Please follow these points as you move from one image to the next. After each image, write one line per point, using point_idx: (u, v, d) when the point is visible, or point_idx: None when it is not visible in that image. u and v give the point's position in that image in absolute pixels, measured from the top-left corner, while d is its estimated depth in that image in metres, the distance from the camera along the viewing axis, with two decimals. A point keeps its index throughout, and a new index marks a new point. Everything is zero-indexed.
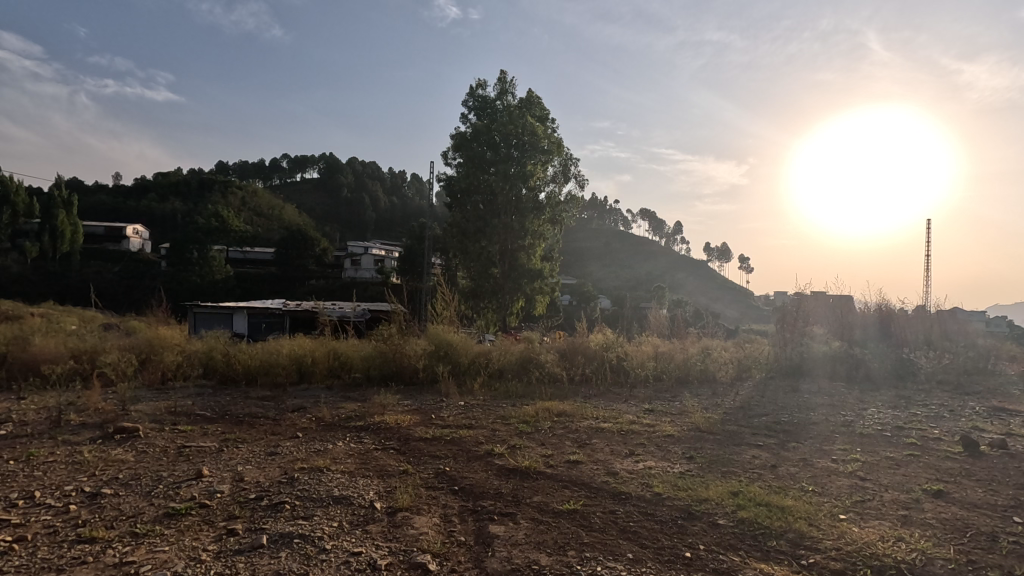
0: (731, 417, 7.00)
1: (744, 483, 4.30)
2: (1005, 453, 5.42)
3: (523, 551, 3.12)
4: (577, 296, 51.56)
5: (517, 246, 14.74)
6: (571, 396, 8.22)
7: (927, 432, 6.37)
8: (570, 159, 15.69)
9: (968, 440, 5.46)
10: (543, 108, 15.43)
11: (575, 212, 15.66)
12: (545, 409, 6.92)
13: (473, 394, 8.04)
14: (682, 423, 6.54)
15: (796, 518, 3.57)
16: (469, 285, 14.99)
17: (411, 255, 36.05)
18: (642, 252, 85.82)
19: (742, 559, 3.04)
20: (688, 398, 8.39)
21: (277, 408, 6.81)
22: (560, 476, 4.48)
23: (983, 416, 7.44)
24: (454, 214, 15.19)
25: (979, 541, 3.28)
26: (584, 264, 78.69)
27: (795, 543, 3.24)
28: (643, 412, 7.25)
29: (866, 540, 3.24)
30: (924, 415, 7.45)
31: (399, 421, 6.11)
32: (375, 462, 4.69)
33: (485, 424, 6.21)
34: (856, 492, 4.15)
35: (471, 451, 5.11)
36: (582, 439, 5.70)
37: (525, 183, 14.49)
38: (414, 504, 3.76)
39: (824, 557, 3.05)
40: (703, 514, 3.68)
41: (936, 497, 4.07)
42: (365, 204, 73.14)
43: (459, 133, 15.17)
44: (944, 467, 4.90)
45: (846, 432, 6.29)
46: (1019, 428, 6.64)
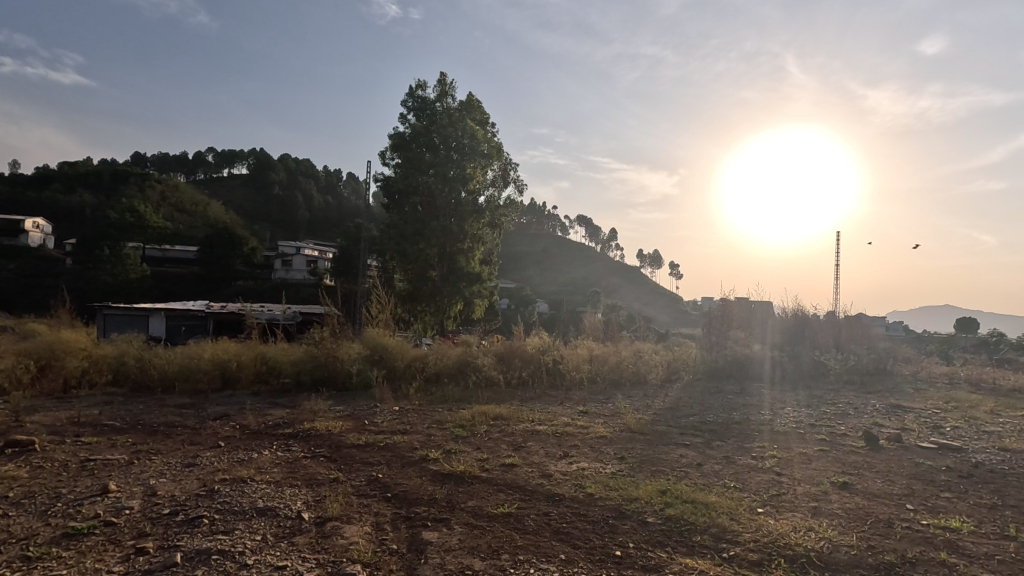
0: (660, 418, 7.28)
1: (671, 482, 4.47)
2: (901, 446, 5.94)
3: (456, 556, 3.09)
4: (515, 299, 51.93)
5: (456, 249, 14.62)
6: (508, 400, 8.25)
7: (835, 428, 6.89)
8: (509, 163, 15.80)
9: (869, 435, 5.95)
10: (483, 112, 15.46)
11: (514, 216, 15.76)
12: (482, 413, 6.90)
13: (408, 399, 7.89)
14: (615, 425, 6.70)
15: (719, 514, 3.75)
16: (406, 288, 14.75)
17: (347, 256, 34.97)
18: (580, 258, 87.79)
19: (669, 556, 3.15)
20: (620, 399, 8.66)
21: (196, 416, 6.41)
22: (496, 479, 4.47)
23: (883, 413, 8.14)
24: (392, 215, 14.90)
25: (878, 527, 3.58)
26: (523, 267, 79.37)
27: (718, 537, 3.40)
28: (577, 414, 7.39)
29: (781, 532, 3.45)
30: (833, 412, 8.06)
31: (330, 427, 5.90)
32: (304, 471, 4.51)
33: (420, 429, 6.12)
34: (773, 487, 4.41)
35: (405, 457, 5.02)
36: (518, 442, 5.73)
37: (464, 185, 14.45)
38: (343, 513, 3.64)
39: (743, 550, 3.22)
40: (633, 513, 3.79)
41: (842, 489, 4.39)
42: (298, 203, 70.43)
43: (397, 133, 14.91)
44: (849, 460, 5.31)
45: (764, 430, 6.69)
46: (912, 423, 7.33)
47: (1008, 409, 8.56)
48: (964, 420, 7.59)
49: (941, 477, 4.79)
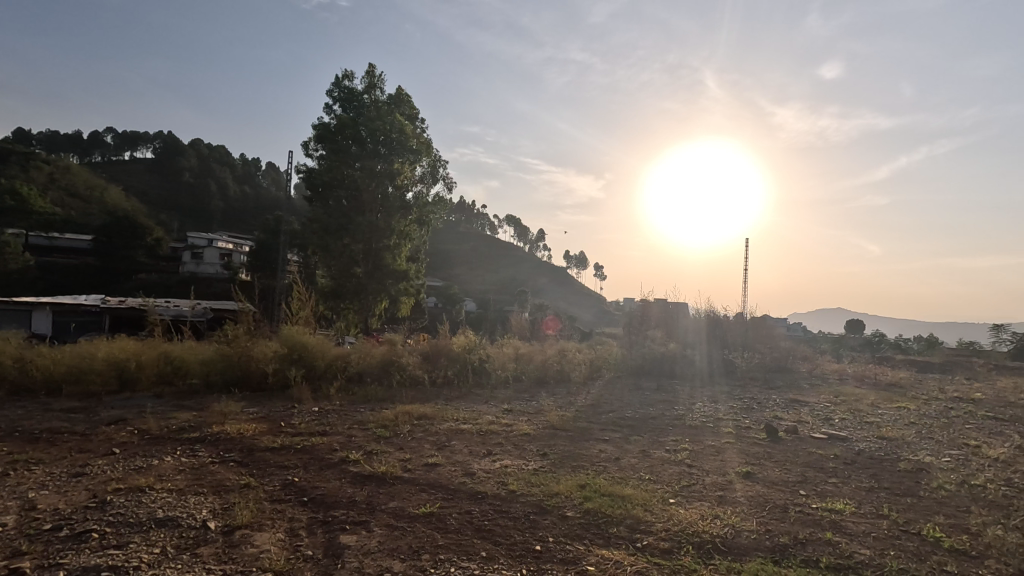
0: (582, 414, 7.49)
1: (590, 476, 4.62)
2: (797, 438, 6.46)
3: (375, 559, 3.02)
4: (443, 298, 51.48)
5: (382, 246, 14.25)
6: (433, 399, 8.17)
7: (741, 422, 7.39)
8: (438, 160, 15.65)
9: (770, 427, 6.42)
10: (412, 107, 15.22)
11: (442, 214, 15.63)
12: (405, 412, 6.80)
13: (329, 400, 7.62)
14: (538, 422, 6.81)
15: (634, 505, 3.92)
16: (329, 284, 14.24)
17: (265, 250, 33.15)
18: (508, 257, 88.51)
19: (586, 548, 3.26)
20: (544, 397, 8.82)
21: (88, 421, 5.85)
22: (418, 479, 4.42)
23: (782, 406, 8.85)
24: (315, 209, 14.32)
25: (775, 512, 3.88)
26: (451, 265, 78.82)
27: (633, 528, 3.55)
28: (502, 412, 7.46)
29: (690, 520, 3.66)
30: (739, 407, 8.66)
31: (242, 430, 5.58)
32: (212, 477, 4.24)
33: (340, 430, 5.93)
34: (684, 478, 4.66)
35: (324, 459, 4.85)
36: (441, 442, 5.69)
37: (392, 181, 14.13)
38: (255, 520, 3.46)
39: (655, 539, 3.38)
40: (553, 508, 3.87)
41: (745, 478, 4.72)
42: (211, 192, 66.05)
43: (322, 124, 14.36)
44: (752, 451, 5.73)
45: (677, 425, 7.06)
46: (806, 415, 8.01)
47: (886, 401, 9.55)
48: (849, 412, 8.39)
49: (829, 465, 5.26)
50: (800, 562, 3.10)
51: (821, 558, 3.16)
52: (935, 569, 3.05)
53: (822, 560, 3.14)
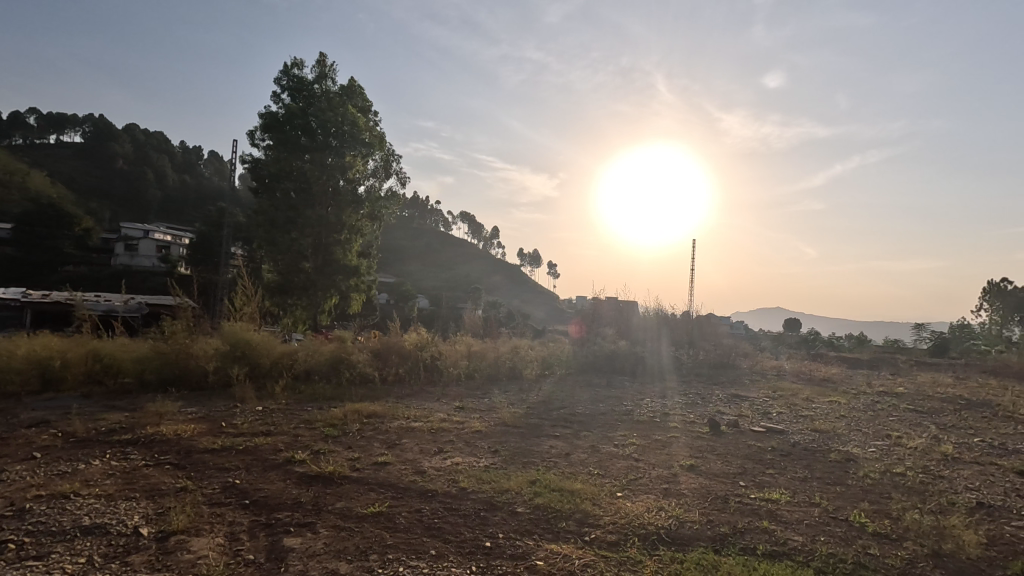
0: (533, 411, 7.55)
1: (541, 472, 4.66)
2: (738, 431, 6.74)
3: (320, 561, 2.95)
4: (395, 294, 50.72)
5: (332, 240, 13.87)
6: (383, 397, 8.04)
7: (685, 417, 7.65)
8: (391, 155, 15.37)
9: (713, 421, 6.67)
10: (365, 99, 14.89)
11: (395, 209, 15.38)
12: (355, 411, 6.66)
13: (274, 398, 7.37)
14: (490, 419, 6.82)
15: (583, 500, 3.99)
16: (275, 279, 13.75)
17: (206, 242, 31.73)
18: (462, 254, 88.12)
19: (536, 543, 3.29)
20: (496, 394, 8.84)
21: (4, 424, 5.42)
22: (367, 479, 4.34)
23: (724, 401, 9.20)
24: (261, 201, 13.79)
25: (716, 503, 4.03)
26: (404, 261, 77.74)
27: (581, 522, 3.61)
28: (454, 409, 7.43)
29: (636, 513, 3.76)
30: (684, 402, 8.95)
31: (179, 432, 5.31)
32: (145, 481, 4.02)
33: (286, 430, 5.75)
34: (631, 472, 4.78)
35: (268, 460, 4.69)
36: (391, 440, 5.61)
37: (343, 175, 13.73)
38: (192, 524, 3.31)
39: (603, 532, 3.45)
40: (503, 504, 3.89)
41: (690, 471, 4.88)
42: (147, 180, 62.54)
43: (269, 113, 13.83)
44: (696, 445, 5.93)
45: (626, 420, 7.23)
46: (746, 410, 8.38)
47: (819, 396, 10.10)
48: (785, 406, 8.83)
49: (768, 457, 5.51)
50: (739, 551, 3.24)
51: (758, 546, 3.30)
52: (860, 552, 3.25)
53: (759, 547, 3.29)
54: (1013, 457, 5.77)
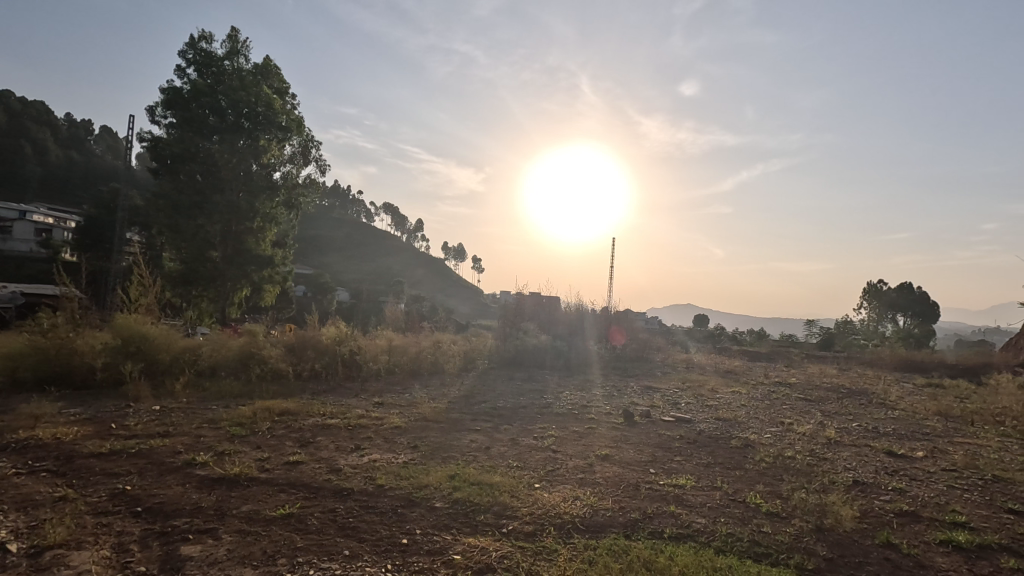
0: (455, 405, 7.53)
1: (461, 466, 4.65)
2: (650, 421, 7.08)
3: (223, 568, 2.77)
4: (312, 286, 48.66)
5: (244, 228, 13.03)
6: (297, 393, 7.68)
7: (602, 408, 7.94)
8: (310, 140, 14.74)
9: (627, 412, 6.96)
10: (281, 80, 14.12)
11: (315, 197, 14.97)
12: (265, 408, 6.31)
13: (174, 397, 6.84)
14: (410, 414, 6.72)
15: (501, 492, 4.02)
16: (177, 268, 12.74)
17: (96, 226, 28.84)
18: (385, 247, 86.03)
19: (453, 537, 3.28)
20: (417, 389, 8.72)
21: None
22: (277, 480, 4.13)
23: (638, 393, 9.64)
24: (162, 183, 12.75)
25: (629, 490, 4.21)
26: (323, 252, 74.71)
27: (499, 514, 3.64)
28: (373, 405, 7.24)
29: (553, 503, 3.84)
30: (602, 394, 9.28)
31: (59, 435, 4.79)
32: (15, 492, 3.58)
33: (187, 430, 5.35)
34: (549, 463, 4.89)
35: (165, 463, 4.34)
36: (305, 438, 5.38)
37: (257, 159, 12.94)
38: (72, 537, 3.00)
39: (520, 523, 3.50)
40: (422, 500, 3.85)
41: (604, 460, 5.07)
42: (25, 155, 55.78)
43: (172, 88, 12.76)
44: (611, 435, 6.17)
45: (545, 413, 7.39)
46: (658, 400, 8.83)
47: (723, 387, 10.83)
48: (693, 397, 9.39)
49: (676, 445, 5.83)
50: (648, 535, 3.40)
51: (665, 529, 3.48)
52: (755, 530, 3.52)
53: (666, 531, 3.47)
54: (883, 439, 6.48)
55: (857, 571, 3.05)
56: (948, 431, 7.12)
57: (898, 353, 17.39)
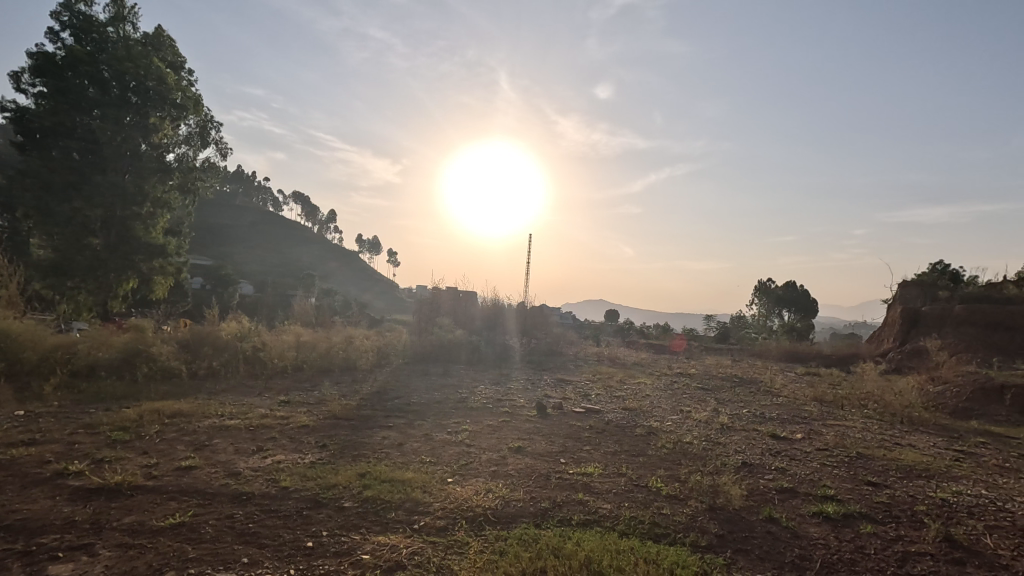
0: (366, 402, 7.32)
1: (372, 464, 4.54)
2: (562, 413, 7.28)
3: None
4: (211, 279, 45.25)
5: (131, 214, 11.78)
6: (191, 393, 7.12)
7: (516, 401, 8.07)
8: (209, 121, 13.73)
9: (540, 405, 7.12)
10: (176, 53, 13.00)
11: (213, 182, 14.18)
12: (154, 411, 5.79)
13: (43, 400, 6.10)
14: (319, 412, 6.45)
15: (413, 488, 3.97)
16: (49, 257, 11.36)
17: None
18: (293, 238, 81.81)
19: (362, 537, 3.19)
20: (327, 386, 8.38)
21: None
22: (166, 487, 3.81)
23: (551, 386, 9.89)
24: (31, 159, 11.28)
25: (539, 481, 4.31)
26: (224, 241, 69.65)
27: (411, 510, 3.59)
28: (278, 404, 6.87)
29: (465, 496, 3.85)
30: (516, 388, 9.43)
31: None
32: None
33: (58, 437, 4.79)
34: (462, 457, 4.90)
35: (30, 475, 3.86)
36: (200, 441, 5.00)
37: (145, 138, 11.83)
38: None
39: (432, 518, 3.48)
40: (329, 500, 3.71)
41: (517, 453, 5.14)
42: None
43: (42, 53, 11.30)
44: (524, 427, 6.28)
45: (459, 407, 7.39)
46: (570, 393, 9.11)
47: (631, 378, 11.38)
48: (603, 388, 9.78)
49: (585, 435, 6.04)
50: (556, 523, 3.50)
51: (573, 517, 3.60)
52: (655, 512, 3.74)
53: (574, 518, 3.59)
54: (768, 424, 7.11)
55: (743, 544, 3.33)
56: (822, 415, 7.94)
57: (783, 345, 19.15)
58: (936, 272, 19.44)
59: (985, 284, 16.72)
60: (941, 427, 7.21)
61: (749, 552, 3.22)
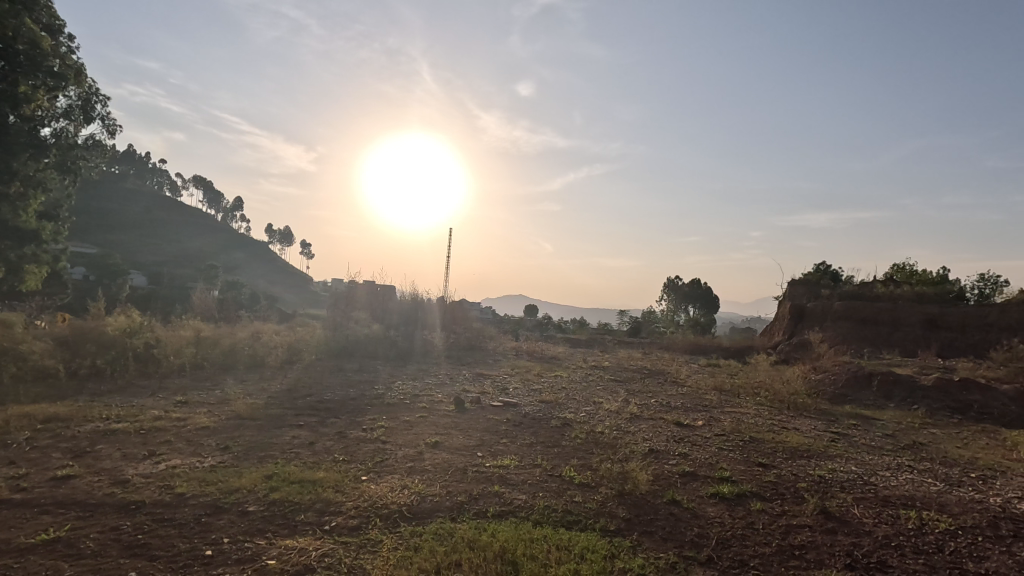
0: (275, 401, 6.96)
1: (279, 465, 4.32)
2: (479, 407, 7.32)
3: None
4: (96, 269, 40.92)
5: None
6: (70, 395, 6.42)
7: (434, 396, 8.00)
8: (92, 94, 12.39)
9: (458, 400, 7.10)
10: (51, 15, 11.59)
11: (97, 161, 12.83)
12: (23, 416, 5.16)
13: None
14: (221, 413, 6.05)
15: (324, 488, 3.84)
16: None
17: None
18: (194, 226, 75.87)
19: (268, 541, 3.04)
20: (231, 385, 7.88)
21: None
22: (38, 500, 3.41)
23: (470, 380, 9.91)
24: None
25: (456, 475, 4.31)
26: (112, 227, 63.21)
27: (322, 511, 3.46)
28: (174, 405, 6.36)
29: (380, 494, 3.78)
30: (434, 383, 9.36)
31: None
32: None
33: None
34: (378, 454, 4.79)
35: None
36: (81, 447, 4.53)
37: (14, 109, 10.11)
38: None
39: (344, 518, 3.38)
40: (232, 505, 3.49)
41: (434, 448, 5.10)
42: None
43: None
44: (441, 423, 6.24)
45: (375, 403, 7.21)
46: (488, 387, 9.17)
47: (548, 372, 11.65)
48: (521, 382, 9.92)
49: (503, 428, 6.11)
50: (472, 515, 3.52)
51: (488, 509, 3.64)
52: (568, 501, 3.86)
53: (489, 510, 3.63)
54: (673, 412, 7.56)
55: (649, 526, 3.52)
56: (720, 403, 8.54)
57: (688, 339, 20.40)
58: (819, 272, 21.56)
59: (858, 283, 18.78)
60: (820, 412, 8.02)
61: (654, 533, 3.42)
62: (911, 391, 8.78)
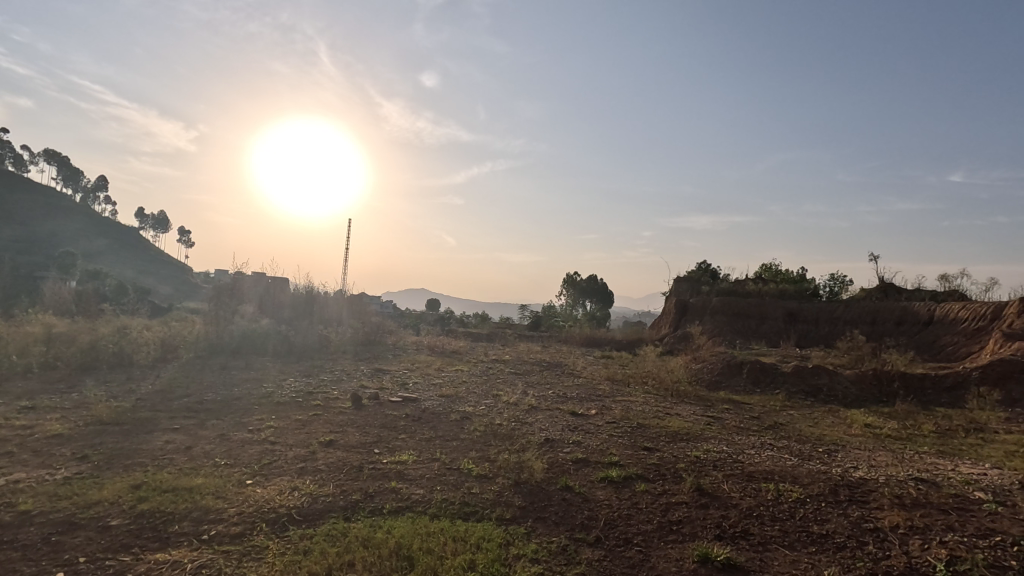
0: (145, 402, 6.31)
1: (149, 473, 3.94)
2: (377, 403, 7.15)
3: None
4: None
5: None
6: None
7: (329, 393, 7.69)
8: None
9: (355, 397, 6.88)
10: None
11: None
12: None
13: None
14: (78, 418, 5.38)
15: (203, 495, 3.56)
16: None
17: None
18: (45, 207, 66.40)
19: (135, 557, 2.76)
20: (90, 387, 7.01)
21: None
22: None
23: (368, 376, 9.64)
24: None
25: (351, 473, 4.18)
26: None
27: (199, 520, 3.21)
28: (17, 411, 5.54)
29: (266, 497, 3.57)
30: (329, 379, 8.99)
31: None
32: None
33: None
34: (265, 456, 4.52)
35: None
36: None
37: None
38: None
39: (225, 526, 3.15)
40: (91, 520, 3.13)
41: (327, 447, 4.91)
42: None
43: None
44: (337, 420, 6.02)
45: (263, 402, 6.78)
46: (386, 382, 8.97)
47: (448, 366, 11.64)
48: (421, 377, 9.82)
49: (401, 423, 6.01)
50: (367, 513, 3.45)
51: (384, 506, 3.57)
52: (465, 493, 3.90)
53: (385, 506, 3.57)
54: (568, 402, 7.88)
55: (542, 512, 3.66)
56: (612, 392, 9.03)
57: (584, 332, 21.34)
58: (700, 271, 23.44)
59: (733, 280, 20.63)
60: (698, 397, 8.77)
61: (547, 519, 3.55)
62: (774, 376, 9.83)
